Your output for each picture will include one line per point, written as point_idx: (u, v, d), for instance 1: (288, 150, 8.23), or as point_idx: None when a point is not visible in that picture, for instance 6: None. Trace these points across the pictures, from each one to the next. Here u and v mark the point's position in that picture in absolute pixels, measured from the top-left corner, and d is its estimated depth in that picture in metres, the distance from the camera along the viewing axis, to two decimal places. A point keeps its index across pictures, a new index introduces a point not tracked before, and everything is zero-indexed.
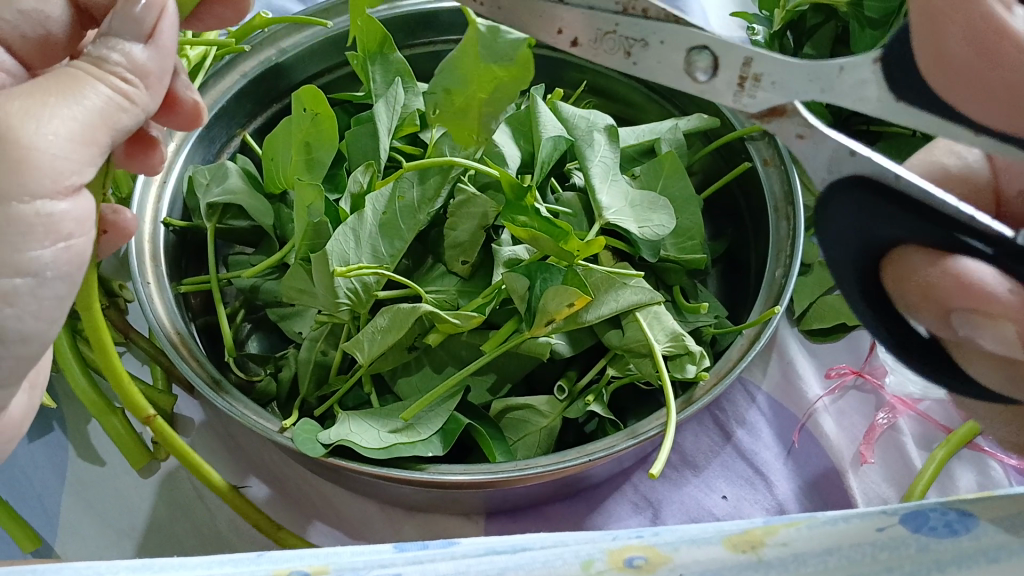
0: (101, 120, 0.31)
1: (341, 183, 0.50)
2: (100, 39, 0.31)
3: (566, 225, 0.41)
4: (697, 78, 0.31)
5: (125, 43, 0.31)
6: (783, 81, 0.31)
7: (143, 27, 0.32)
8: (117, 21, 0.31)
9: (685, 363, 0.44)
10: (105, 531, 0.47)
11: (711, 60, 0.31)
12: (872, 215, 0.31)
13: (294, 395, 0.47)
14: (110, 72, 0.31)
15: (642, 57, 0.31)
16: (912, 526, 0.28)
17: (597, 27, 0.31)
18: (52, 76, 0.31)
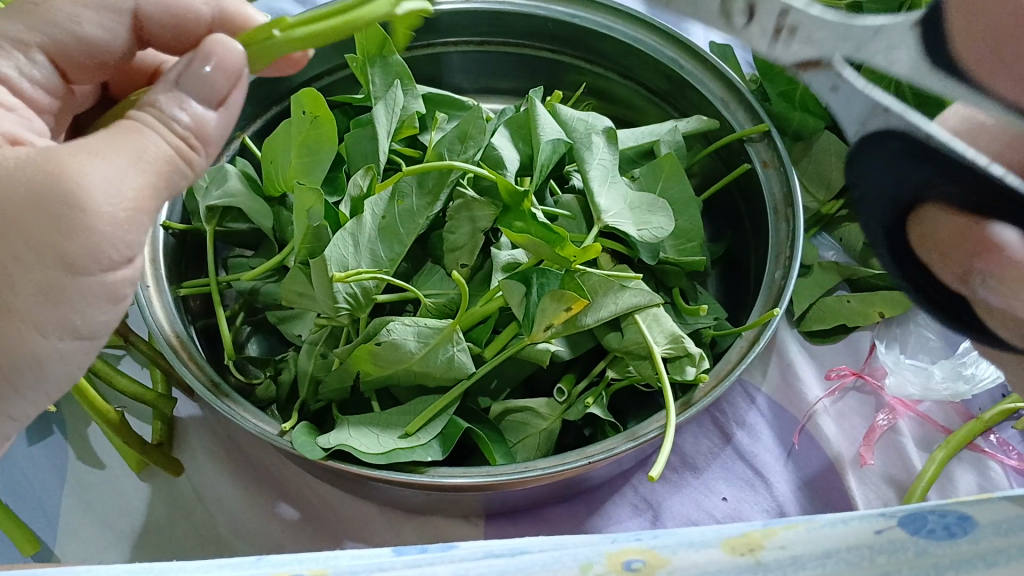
0: (159, 176, 0.32)
1: (340, 185, 0.49)
2: (168, 94, 0.32)
3: (563, 231, 0.42)
4: (733, 21, 0.30)
5: (190, 104, 0.33)
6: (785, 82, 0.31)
7: (214, 95, 0.33)
8: (186, 79, 0.33)
9: (684, 365, 0.44)
10: (104, 534, 0.47)
11: (748, 5, 0.29)
12: (900, 170, 0.32)
13: (294, 398, 0.47)
14: (175, 130, 0.32)
15: None
16: (910, 529, 0.28)
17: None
18: (119, 129, 0.32)
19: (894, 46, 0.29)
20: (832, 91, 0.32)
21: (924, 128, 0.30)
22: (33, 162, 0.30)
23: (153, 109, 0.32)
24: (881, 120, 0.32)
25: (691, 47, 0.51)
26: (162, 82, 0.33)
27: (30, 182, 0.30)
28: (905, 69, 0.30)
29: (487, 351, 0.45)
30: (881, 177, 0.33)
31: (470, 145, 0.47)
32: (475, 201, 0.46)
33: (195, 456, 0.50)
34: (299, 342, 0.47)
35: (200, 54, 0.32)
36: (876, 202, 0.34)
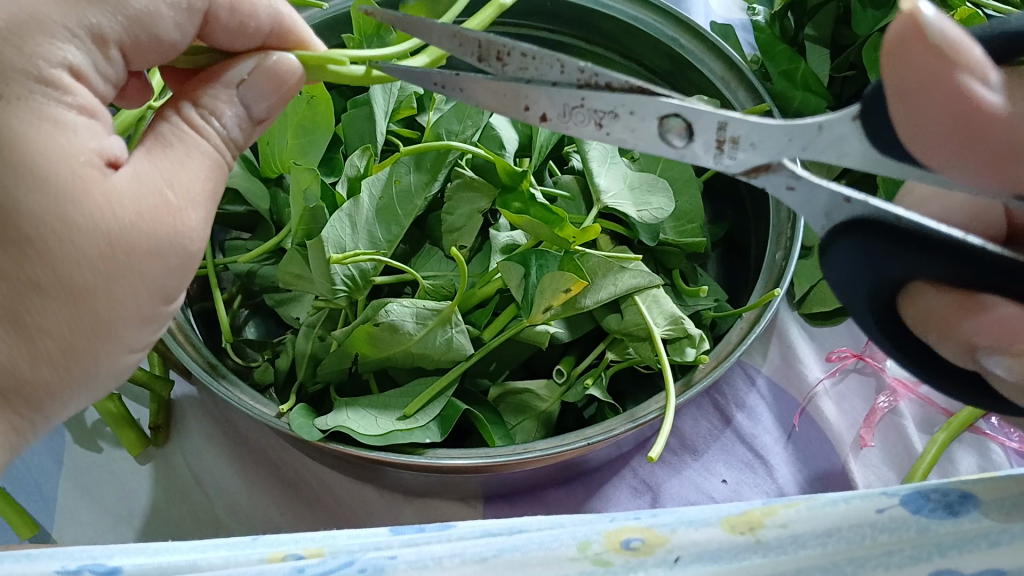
0: (216, 193, 0.34)
1: (337, 166, 0.49)
2: (230, 105, 0.33)
3: (562, 211, 0.42)
4: (673, 143, 0.30)
5: (246, 117, 0.33)
6: (761, 141, 0.30)
7: (266, 114, 0.34)
8: (246, 91, 0.33)
9: (684, 347, 0.43)
10: (103, 517, 0.47)
11: (685, 124, 0.30)
12: (878, 255, 0.28)
13: (291, 380, 0.46)
14: (226, 143, 0.33)
15: (614, 127, 0.30)
16: (912, 507, 0.28)
17: (565, 102, 0.30)
18: (191, 149, 0.32)
19: (841, 137, 0.29)
20: (789, 191, 0.31)
21: (892, 210, 0.28)
22: (152, 212, 0.31)
23: (216, 119, 0.33)
24: (845, 212, 0.30)
25: (690, 26, 0.51)
26: (220, 84, 0.33)
27: (154, 231, 0.31)
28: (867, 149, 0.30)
29: (486, 333, 0.45)
30: (859, 269, 0.29)
31: (468, 125, 0.47)
32: (474, 180, 0.46)
33: (194, 439, 0.50)
34: (296, 324, 0.47)
35: (266, 68, 0.33)
36: (862, 294, 0.30)
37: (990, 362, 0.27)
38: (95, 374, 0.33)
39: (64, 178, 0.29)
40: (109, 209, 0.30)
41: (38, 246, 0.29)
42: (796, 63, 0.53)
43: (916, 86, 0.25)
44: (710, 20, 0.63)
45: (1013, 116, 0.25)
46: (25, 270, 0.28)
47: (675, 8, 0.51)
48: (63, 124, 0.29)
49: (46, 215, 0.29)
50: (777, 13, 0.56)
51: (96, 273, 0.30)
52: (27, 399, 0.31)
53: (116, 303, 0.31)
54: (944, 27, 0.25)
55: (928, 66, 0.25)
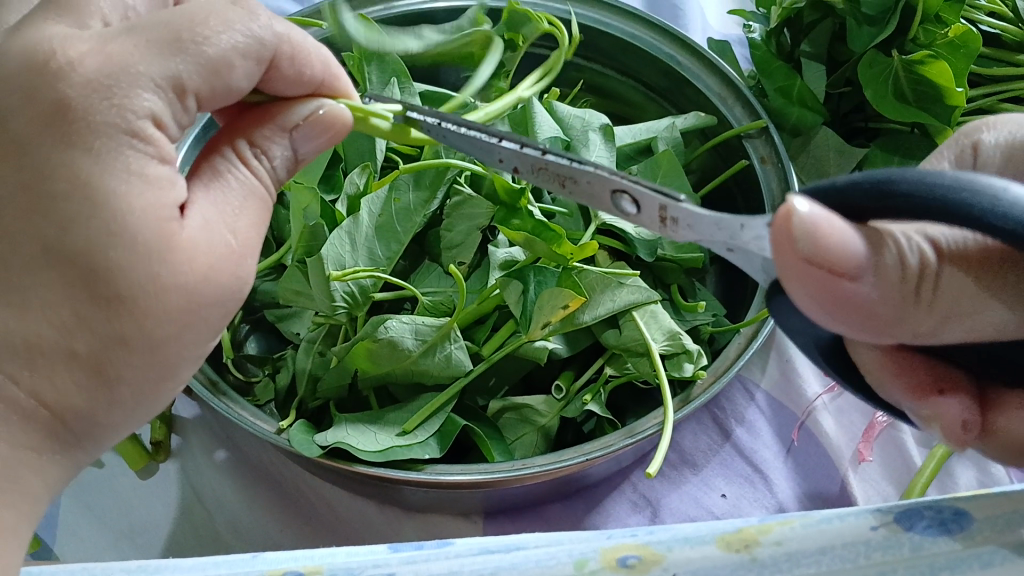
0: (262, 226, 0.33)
1: (337, 184, 0.49)
2: (281, 145, 0.33)
3: (559, 228, 0.42)
4: (625, 210, 0.30)
5: (293, 158, 0.34)
6: (696, 223, 0.27)
7: (314, 150, 0.35)
8: (301, 134, 0.33)
9: (682, 362, 0.44)
10: (103, 533, 0.48)
11: (633, 199, 0.29)
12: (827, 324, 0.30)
13: (292, 396, 0.46)
14: (276, 180, 0.34)
15: (574, 189, 0.31)
16: (906, 525, 0.28)
17: (529, 162, 0.32)
18: (251, 192, 0.32)
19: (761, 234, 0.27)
20: (729, 252, 0.28)
21: None
22: (221, 258, 0.30)
23: (268, 160, 0.33)
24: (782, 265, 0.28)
25: (687, 42, 0.51)
26: (274, 125, 0.33)
27: (226, 281, 0.31)
28: None
29: (485, 349, 0.45)
30: (805, 321, 0.31)
31: None
32: (472, 198, 0.46)
33: (195, 455, 0.50)
34: (297, 340, 0.47)
35: (318, 117, 0.33)
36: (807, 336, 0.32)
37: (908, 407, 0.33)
38: (148, 411, 0.32)
39: (152, 235, 0.28)
40: (191, 264, 0.29)
41: (128, 300, 0.28)
42: (792, 79, 0.53)
43: (817, 294, 0.26)
44: (707, 35, 0.64)
45: (871, 296, 0.26)
46: (116, 323, 0.28)
47: (673, 26, 0.52)
48: (149, 179, 0.28)
49: (137, 271, 0.27)
50: (773, 30, 0.57)
51: (172, 322, 0.29)
52: (83, 431, 0.29)
53: (184, 347, 0.31)
54: (822, 230, 0.24)
55: (799, 273, 0.25)
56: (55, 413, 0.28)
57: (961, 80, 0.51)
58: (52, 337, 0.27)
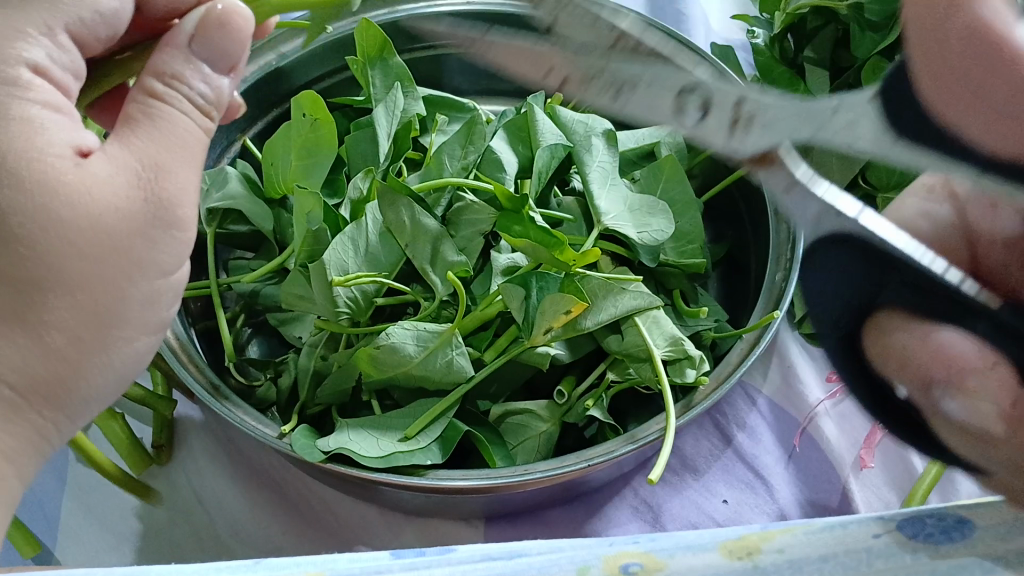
0: (195, 154, 0.34)
1: (340, 188, 0.49)
2: (191, 66, 0.33)
3: (562, 235, 0.42)
4: (688, 119, 0.31)
5: (209, 74, 0.34)
6: (775, 121, 0.30)
7: (226, 65, 0.35)
8: (201, 46, 0.34)
9: (684, 368, 0.44)
10: (105, 536, 0.48)
11: (702, 102, 0.31)
12: (864, 278, 0.32)
13: (293, 400, 0.46)
14: (197, 105, 0.34)
15: (631, 97, 0.33)
16: (909, 533, 0.28)
17: (588, 68, 0.34)
18: (164, 125, 0.32)
19: (853, 120, 0.28)
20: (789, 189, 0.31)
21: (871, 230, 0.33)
22: (124, 189, 0.32)
23: (179, 84, 0.33)
24: (834, 224, 0.33)
25: None
26: (174, 47, 0.33)
27: (142, 211, 0.32)
28: (868, 144, 0.27)
29: (487, 355, 0.45)
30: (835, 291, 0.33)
31: (470, 149, 0.48)
32: (474, 204, 0.46)
33: (197, 459, 0.50)
34: (299, 344, 0.47)
35: (214, 16, 0.33)
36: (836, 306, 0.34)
37: (946, 403, 0.31)
38: (105, 363, 0.34)
39: (36, 174, 0.30)
40: (87, 197, 0.31)
41: (27, 242, 0.29)
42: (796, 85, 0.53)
43: (934, 64, 0.25)
44: (710, 41, 0.64)
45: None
46: (20, 271, 0.29)
47: None
48: (31, 123, 0.30)
49: (30, 207, 0.29)
50: (777, 35, 0.57)
51: (83, 257, 0.31)
52: (46, 393, 0.32)
53: (119, 288, 0.33)
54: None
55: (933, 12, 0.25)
56: (15, 385, 0.31)
57: None
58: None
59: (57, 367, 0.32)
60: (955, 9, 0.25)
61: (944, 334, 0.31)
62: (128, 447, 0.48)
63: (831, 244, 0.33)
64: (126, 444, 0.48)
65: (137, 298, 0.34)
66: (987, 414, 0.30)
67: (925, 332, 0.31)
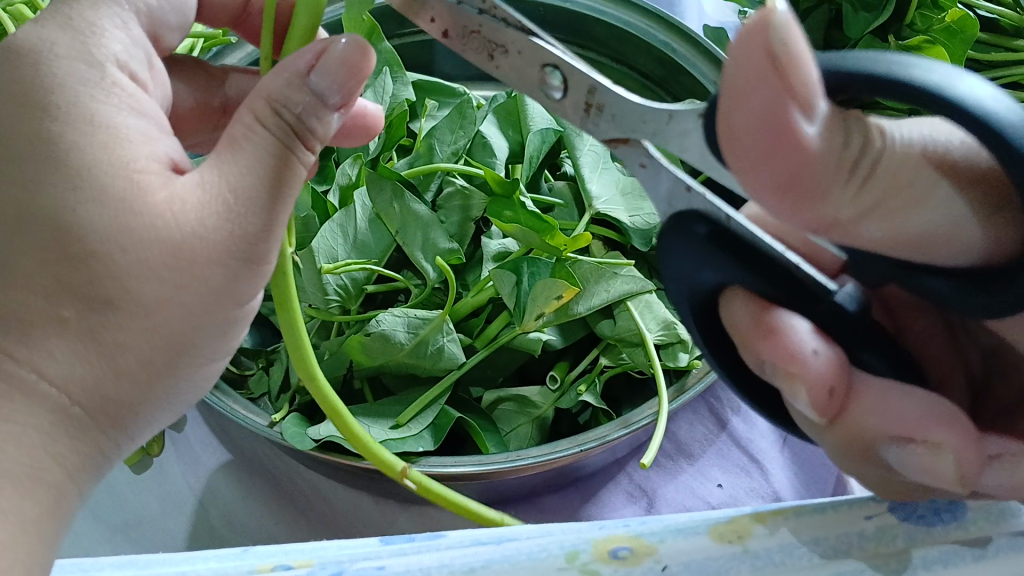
0: (284, 184, 0.28)
1: (329, 175, 0.48)
2: (301, 95, 0.28)
3: (552, 220, 0.42)
4: (551, 95, 0.28)
5: (321, 107, 0.28)
6: (621, 114, 0.28)
7: (343, 97, 0.29)
8: (319, 73, 0.27)
9: (677, 352, 0.44)
10: (97, 528, 0.47)
11: (563, 79, 0.28)
12: (705, 263, 0.28)
13: (284, 388, 0.46)
14: (299, 137, 0.28)
15: (503, 62, 0.29)
16: (900, 515, 0.28)
17: (463, 23, 0.29)
18: (261, 155, 0.28)
19: (686, 130, 0.26)
20: (641, 167, 0.29)
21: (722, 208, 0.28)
22: (205, 211, 0.27)
23: (287, 113, 0.28)
24: (685, 201, 0.29)
25: (682, 30, 0.50)
26: (287, 71, 0.27)
27: (221, 241, 0.27)
28: (694, 158, 0.26)
29: (479, 342, 0.45)
30: (693, 269, 0.28)
31: (460, 135, 0.47)
32: (464, 189, 0.46)
33: (190, 449, 0.50)
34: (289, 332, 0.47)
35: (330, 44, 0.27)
36: (697, 281, 0.29)
37: (794, 401, 0.27)
38: (168, 386, 0.29)
39: (119, 186, 0.26)
40: (174, 214, 0.27)
41: (102, 257, 0.26)
42: None
43: (758, 128, 0.20)
44: (703, 24, 0.63)
45: (824, 158, 0.20)
46: (90, 285, 0.26)
47: (668, 13, 0.52)
48: (116, 130, 0.27)
49: (109, 225, 0.26)
50: None
51: (160, 281, 0.27)
52: (112, 413, 0.28)
53: (190, 312, 0.28)
54: (795, 44, 0.19)
55: (752, 70, 0.19)
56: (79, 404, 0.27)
57: (959, 64, 0.51)
58: (34, 306, 0.25)
59: (115, 395, 0.27)
60: (786, 91, 0.19)
61: (796, 322, 0.27)
62: None
63: (676, 225, 0.28)
64: None
65: (209, 328, 0.29)
66: (821, 397, 0.26)
67: (768, 317, 0.27)
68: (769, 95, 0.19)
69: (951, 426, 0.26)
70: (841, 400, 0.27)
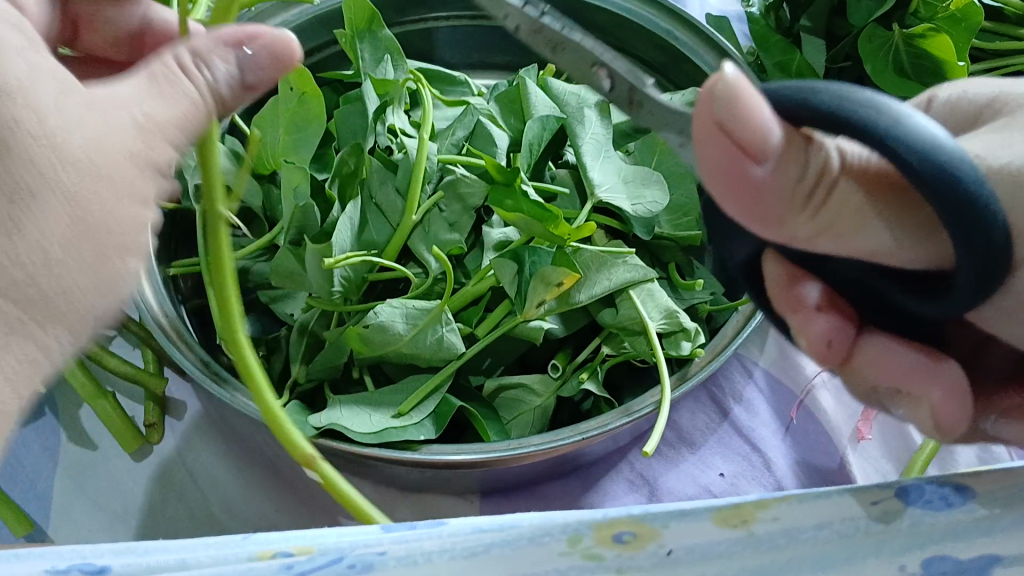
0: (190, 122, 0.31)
1: (329, 162, 0.49)
2: (224, 56, 0.32)
3: (557, 210, 0.42)
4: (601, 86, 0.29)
5: (239, 78, 0.32)
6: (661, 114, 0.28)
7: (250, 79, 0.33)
8: (256, 58, 0.33)
9: (680, 340, 0.44)
10: (97, 516, 0.47)
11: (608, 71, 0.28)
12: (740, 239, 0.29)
13: (286, 375, 0.47)
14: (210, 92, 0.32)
15: (562, 55, 0.29)
16: (907, 499, 0.28)
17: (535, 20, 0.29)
18: (185, 98, 0.31)
19: None
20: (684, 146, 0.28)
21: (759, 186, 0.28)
22: (98, 138, 0.30)
23: (209, 70, 0.31)
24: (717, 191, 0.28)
25: (682, 16, 0.51)
26: (208, 35, 0.32)
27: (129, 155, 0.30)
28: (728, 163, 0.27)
29: (480, 330, 0.45)
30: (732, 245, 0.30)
31: (459, 126, 0.48)
32: (464, 178, 0.45)
33: (188, 437, 0.50)
34: (290, 322, 0.46)
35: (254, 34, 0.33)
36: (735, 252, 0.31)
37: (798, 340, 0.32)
38: (118, 289, 0.33)
39: None
40: (84, 124, 0.29)
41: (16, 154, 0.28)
42: (791, 54, 0.53)
43: (720, 165, 0.22)
44: (705, 12, 0.63)
45: (786, 194, 0.23)
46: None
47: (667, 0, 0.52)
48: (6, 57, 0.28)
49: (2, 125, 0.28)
50: (771, 4, 0.56)
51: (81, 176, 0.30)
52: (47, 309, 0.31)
53: (76, 213, 0.30)
54: (743, 110, 0.21)
55: (709, 136, 0.22)
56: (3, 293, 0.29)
57: (962, 52, 0.51)
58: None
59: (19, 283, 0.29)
60: (740, 153, 0.22)
61: (813, 290, 0.31)
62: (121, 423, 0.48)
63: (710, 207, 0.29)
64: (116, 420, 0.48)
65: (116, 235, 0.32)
66: (821, 347, 0.31)
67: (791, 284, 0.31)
68: (724, 158, 0.22)
69: (941, 386, 0.30)
70: (846, 351, 0.32)
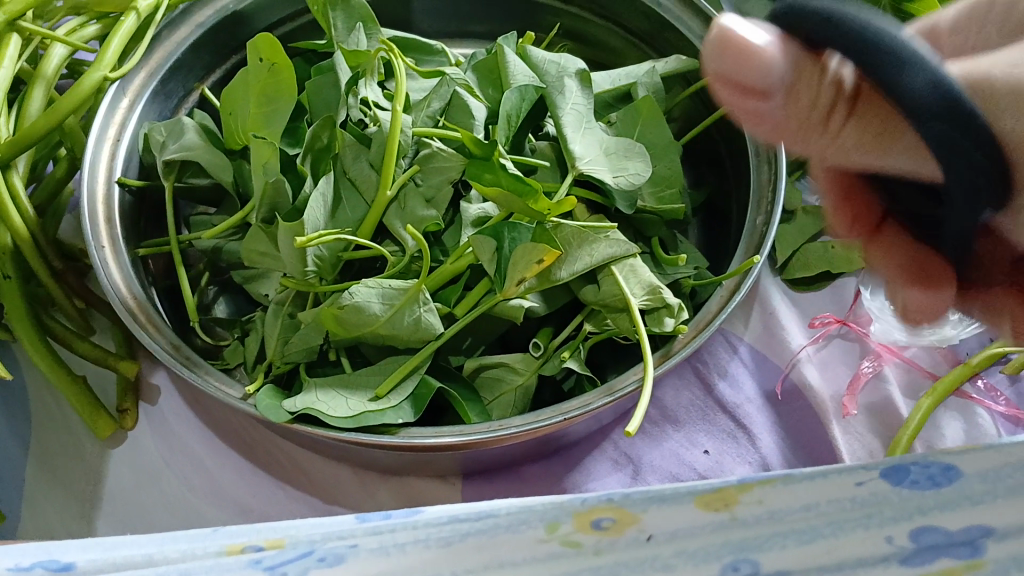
0: None
1: (302, 137, 0.47)
2: None
3: (535, 183, 0.41)
4: None
5: None
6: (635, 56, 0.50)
7: None
8: None
9: (663, 317, 0.42)
10: (70, 503, 0.46)
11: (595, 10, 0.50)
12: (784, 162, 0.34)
13: (261, 358, 0.45)
14: None
15: None
16: (893, 480, 0.29)
17: None
18: None
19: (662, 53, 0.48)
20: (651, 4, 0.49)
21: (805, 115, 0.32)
22: None
23: None
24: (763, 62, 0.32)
25: None
26: None
27: None
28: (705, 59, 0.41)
29: (458, 309, 0.43)
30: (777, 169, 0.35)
31: (434, 97, 0.46)
32: (440, 151, 0.44)
33: (164, 421, 0.49)
34: (266, 301, 0.45)
35: None
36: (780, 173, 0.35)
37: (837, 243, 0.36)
38: None
39: None
40: None
41: None
42: None
43: (736, 102, 0.25)
44: None
45: (810, 115, 0.25)
46: None
47: None
48: None
49: None
50: None
51: None
52: None
53: None
54: (743, 62, 0.23)
55: (726, 82, 0.25)
56: None
57: None
58: None
59: None
60: (749, 94, 0.24)
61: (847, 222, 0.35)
62: (88, 408, 0.46)
63: None
64: (83, 404, 0.46)
65: None
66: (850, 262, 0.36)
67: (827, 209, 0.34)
68: (741, 98, 0.25)
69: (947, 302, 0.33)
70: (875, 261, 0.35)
